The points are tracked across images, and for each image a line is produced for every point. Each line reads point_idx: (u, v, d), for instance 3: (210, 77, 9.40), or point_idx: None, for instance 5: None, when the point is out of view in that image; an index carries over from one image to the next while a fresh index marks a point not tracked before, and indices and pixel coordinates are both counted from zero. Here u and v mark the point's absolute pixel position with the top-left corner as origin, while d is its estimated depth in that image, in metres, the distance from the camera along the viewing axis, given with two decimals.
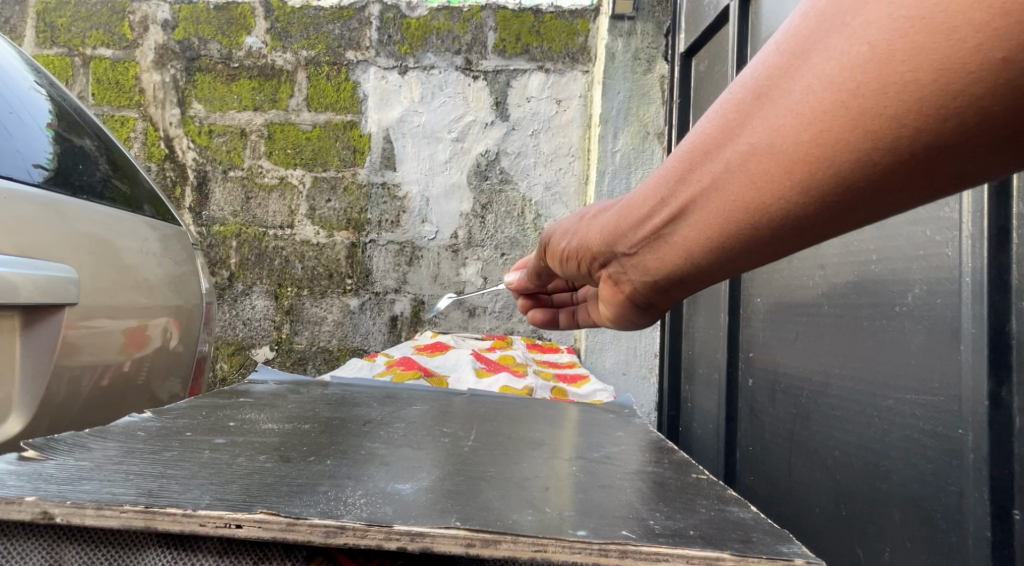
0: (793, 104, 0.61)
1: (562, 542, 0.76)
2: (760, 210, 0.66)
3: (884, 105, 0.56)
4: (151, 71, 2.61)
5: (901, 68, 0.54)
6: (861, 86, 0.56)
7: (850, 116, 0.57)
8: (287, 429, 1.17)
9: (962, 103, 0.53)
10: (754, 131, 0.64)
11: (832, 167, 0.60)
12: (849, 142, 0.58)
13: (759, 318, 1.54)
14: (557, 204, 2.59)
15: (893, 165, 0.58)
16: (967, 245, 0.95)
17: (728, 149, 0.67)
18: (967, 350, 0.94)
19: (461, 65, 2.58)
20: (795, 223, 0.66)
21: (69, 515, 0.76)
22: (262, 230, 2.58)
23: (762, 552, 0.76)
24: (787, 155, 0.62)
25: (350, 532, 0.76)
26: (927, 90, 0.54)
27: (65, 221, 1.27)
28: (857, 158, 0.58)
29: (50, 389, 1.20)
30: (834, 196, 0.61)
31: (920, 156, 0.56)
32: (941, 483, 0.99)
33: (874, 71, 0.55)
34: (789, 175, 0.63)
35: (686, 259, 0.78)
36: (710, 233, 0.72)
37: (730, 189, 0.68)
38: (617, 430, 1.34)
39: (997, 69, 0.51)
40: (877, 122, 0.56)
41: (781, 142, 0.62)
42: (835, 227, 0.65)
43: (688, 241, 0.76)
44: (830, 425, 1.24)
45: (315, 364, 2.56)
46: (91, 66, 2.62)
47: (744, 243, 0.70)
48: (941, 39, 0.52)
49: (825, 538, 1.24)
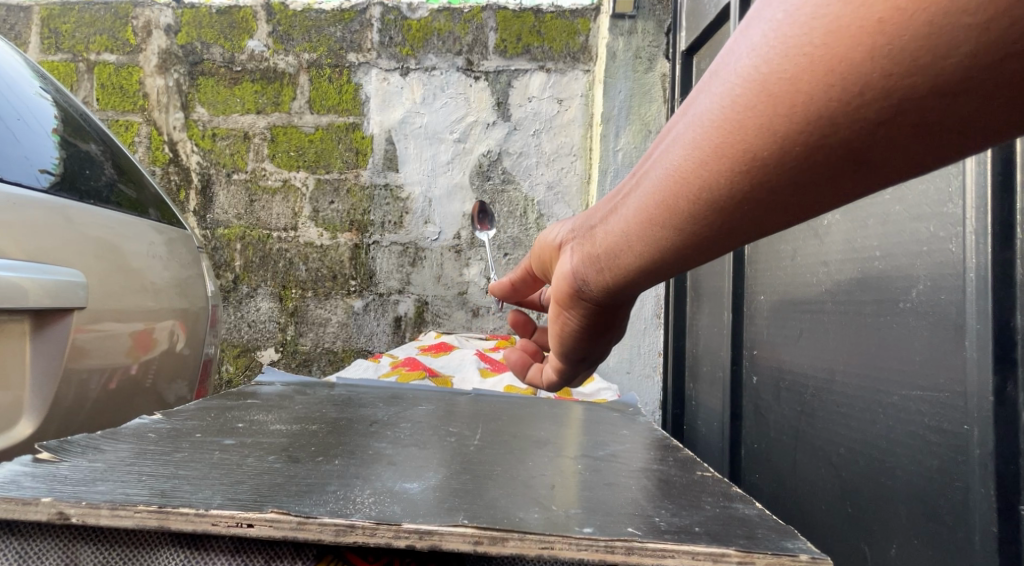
0: (724, 76, 0.61)
1: (569, 539, 0.77)
2: (691, 192, 0.66)
3: (797, 79, 0.55)
4: (154, 76, 2.63)
5: (814, 40, 0.54)
6: (778, 60, 0.56)
7: (761, 85, 0.57)
8: (295, 430, 1.18)
9: (856, 67, 0.52)
10: (694, 110, 0.64)
11: (752, 144, 0.60)
12: (758, 112, 0.58)
13: (763, 316, 1.55)
14: (560, 204, 2.59)
15: (812, 142, 0.57)
16: (970, 240, 0.95)
17: (675, 130, 0.67)
18: (972, 346, 0.95)
19: (462, 66, 2.58)
20: (726, 208, 0.65)
21: (84, 515, 0.78)
22: (266, 232, 2.59)
23: (767, 548, 0.77)
24: (712, 127, 0.62)
25: (360, 531, 0.77)
26: (825, 56, 0.54)
27: (71, 226, 1.28)
28: (777, 136, 0.58)
29: (60, 392, 1.22)
30: (760, 176, 0.61)
31: (837, 134, 0.55)
32: (946, 479, 1.00)
33: (790, 44, 0.55)
34: (713, 151, 0.62)
35: (625, 242, 0.77)
36: (650, 217, 0.72)
37: (668, 171, 0.68)
38: (622, 428, 1.35)
39: (877, 31, 0.51)
40: (791, 98, 0.56)
41: (709, 113, 0.62)
42: (765, 211, 0.64)
43: (630, 223, 0.75)
44: (835, 422, 1.25)
45: (320, 365, 2.57)
46: (96, 72, 2.63)
47: (680, 229, 0.69)
48: (836, 3, 0.53)
49: (832, 535, 1.24)
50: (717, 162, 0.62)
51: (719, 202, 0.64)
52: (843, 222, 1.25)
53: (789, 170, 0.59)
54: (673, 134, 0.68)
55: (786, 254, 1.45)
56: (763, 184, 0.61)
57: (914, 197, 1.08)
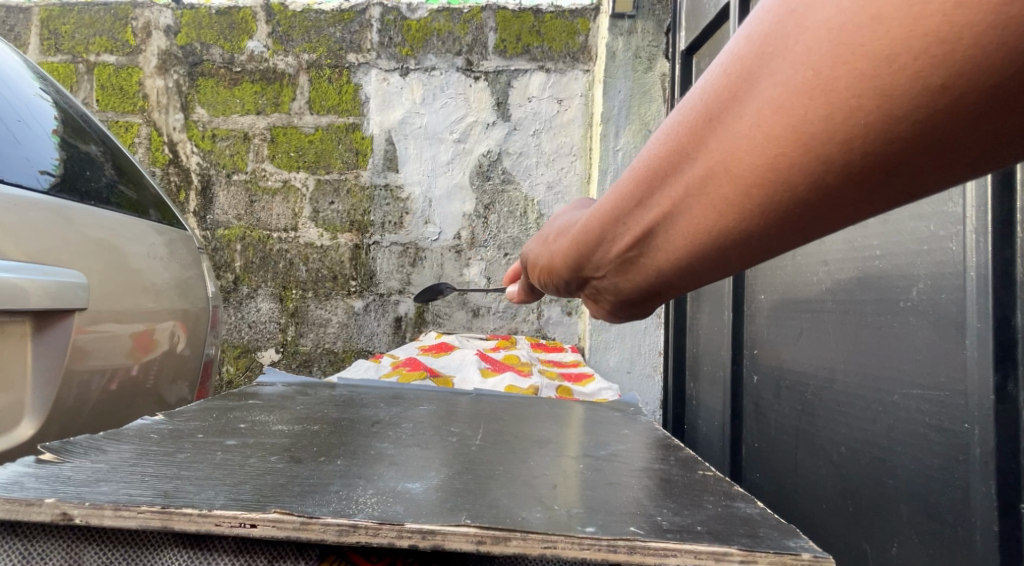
0: (743, 129, 0.54)
1: (572, 538, 0.77)
2: (720, 238, 0.60)
3: (840, 128, 0.50)
4: (154, 77, 2.63)
5: (852, 91, 0.49)
6: (813, 112, 0.51)
7: (798, 138, 0.52)
8: (297, 430, 1.18)
9: (911, 113, 0.48)
10: (702, 159, 0.58)
11: (793, 193, 0.55)
12: (797, 161, 0.53)
13: (763, 315, 1.55)
14: (560, 204, 2.59)
15: (859, 184, 0.52)
16: (971, 239, 0.96)
17: (680, 176, 0.60)
18: (973, 345, 0.95)
19: (462, 66, 2.58)
20: (761, 245, 0.60)
21: (88, 516, 0.78)
22: (266, 233, 2.59)
23: (769, 547, 0.77)
24: (738, 181, 0.56)
25: (362, 531, 0.77)
26: (859, 90, 0.48)
27: (73, 227, 1.28)
28: (816, 182, 0.53)
29: (61, 393, 1.22)
30: (799, 218, 0.56)
31: (886, 175, 0.51)
32: (947, 478, 1.00)
33: (824, 94, 0.50)
34: (745, 203, 0.57)
35: (646, 278, 0.72)
36: (674, 259, 0.66)
37: (687, 218, 0.62)
38: (623, 428, 1.35)
39: (930, 78, 0.46)
40: (837, 147, 0.51)
41: (728, 163, 0.56)
42: (798, 241, 0.60)
43: (647, 263, 0.69)
44: (836, 421, 1.25)
45: (320, 366, 2.57)
46: (95, 73, 2.63)
47: (710, 266, 0.65)
48: (875, 47, 0.47)
49: (834, 535, 1.24)
50: (749, 207, 0.57)
51: (757, 242, 0.60)
52: None
53: (829, 211, 0.55)
54: (678, 182, 0.61)
55: (786, 254, 1.45)
56: (805, 225, 0.57)
57: (914, 196, 1.08)
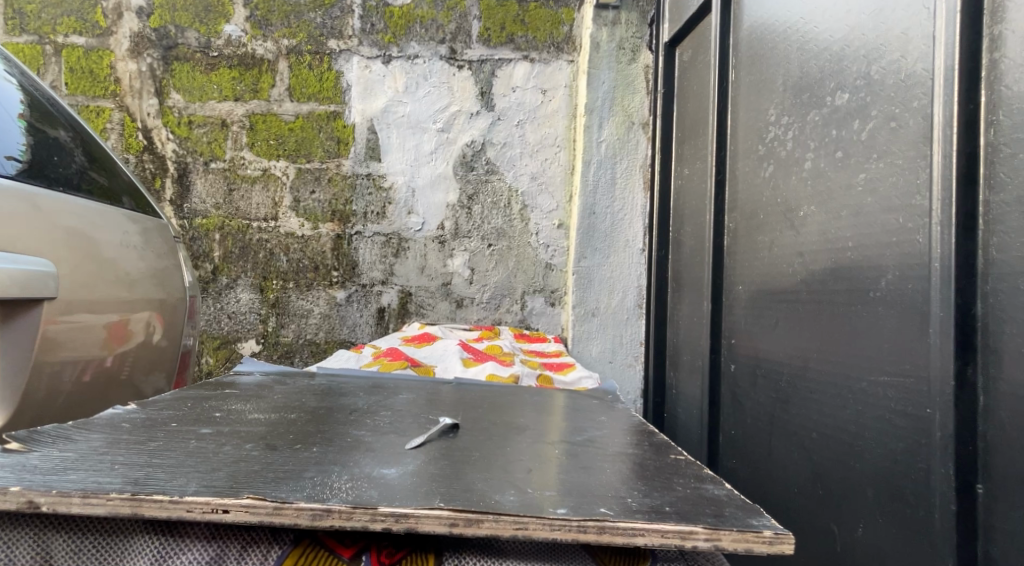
0: None
1: (542, 520, 0.80)
2: None
3: None
4: (126, 60, 2.56)
5: None
6: None
7: None
8: (273, 418, 1.18)
9: None
10: None
11: None
12: None
13: (740, 305, 1.57)
14: (544, 194, 2.54)
15: None
16: (935, 232, 0.99)
17: None
18: (936, 334, 0.99)
19: (445, 54, 2.54)
20: None
21: (56, 503, 0.80)
22: (246, 222, 2.54)
23: (733, 525, 0.81)
24: None
25: (336, 515, 0.80)
26: None
27: (39, 214, 1.28)
28: None
29: (31, 384, 1.22)
30: None
31: None
32: (910, 460, 1.03)
33: None
34: None
35: None
36: None
37: None
38: (601, 415, 1.36)
39: None
40: None
41: None
42: None
43: None
44: (808, 408, 1.27)
45: (302, 356, 2.53)
46: (64, 55, 2.55)
47: None
48: None
49: (803, 517, 1.27)
50: None
51: None
52: (818, 212, 1.27)
53: None
54: None
55: (763, 244, 1.47)
56: None
57: (885, 188, 1.10)
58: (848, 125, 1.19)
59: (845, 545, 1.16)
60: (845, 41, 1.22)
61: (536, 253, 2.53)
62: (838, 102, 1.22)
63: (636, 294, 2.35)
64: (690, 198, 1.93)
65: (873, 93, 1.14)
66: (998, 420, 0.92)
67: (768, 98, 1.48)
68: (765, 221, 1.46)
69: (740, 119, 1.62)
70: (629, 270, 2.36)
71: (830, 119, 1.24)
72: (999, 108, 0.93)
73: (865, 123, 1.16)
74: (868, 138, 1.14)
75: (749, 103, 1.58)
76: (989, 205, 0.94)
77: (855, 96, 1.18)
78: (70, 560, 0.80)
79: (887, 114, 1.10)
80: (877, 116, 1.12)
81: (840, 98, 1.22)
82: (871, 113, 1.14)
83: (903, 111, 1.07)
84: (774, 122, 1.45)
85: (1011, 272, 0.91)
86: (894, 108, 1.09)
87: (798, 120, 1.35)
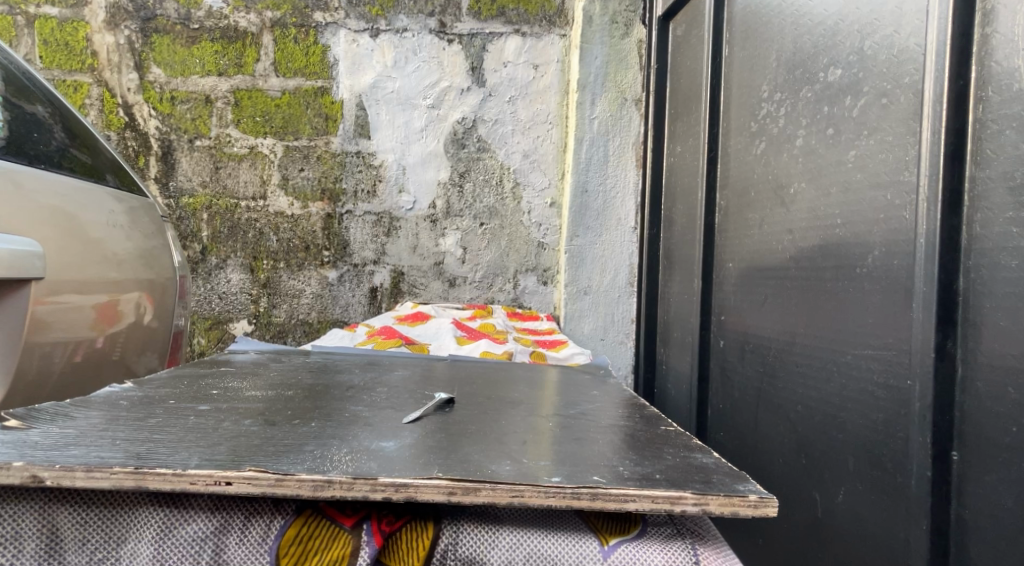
0: None
1: (537, 487, 0.82)
2: None
3: None
4: (103, 32, 2.49)
5: None
6: None
7: None
8: (269, 396, 1.20)
9: None
10: None
11: None
12: None
13: (731, 282, 1.59)
14: (536, 171, 2.53)
15: None
16: (922, 208, 1.02)
17: None
18: (918, 308, 1.01)
19: (435, 28, 2.50)
20: None
21: (59, 478, 0.82)
22: (234, 202, 2.51)
23: (721, 490, 0.84)
24: None
25: (337, 485, 0.82)
26: None
27: (20, 192, 1.28)
28: None
29: (23, 364, 1.23)
30: None
31: None
32: (890, 430, 1.06)
33: None
34: None
35: None
36: None
37: None
38: (593, 389, 1.39)
39: None
40: None
41: None
42: None
43: None
44: (794, 381, 1.30)
45: (295, 336, 2.53)
46: (38, 26, 2.48)
47: None
48: None
49: (787, 487, 1.30)
50: None
51: None
52: (808, 189, 1.29)
53: None
54: None
55: (753, 222, 1.49)
56: None
57: (874, 164, 1.12)
58: (840, 101, 1.21)
59: (826, 511, 1.20)
60: (839, 16, 1.23)
61: (529, 232, 2.54)
62: (831, 78, 1.23)
63: (627, 272, 2.36)
64: (683, 175, 1.95)
65: (865, 69, 1.15)
66: (975, 391, 0.95)
67: (762, 74, 1.49)
68: (757, 199, 1.48)
69: (733, 95, 1.63)
70: (621, 249, 2.36)
71: (823, 95, 1.25)
72: (988, 84, 0.95)
73: (856, 100, 1.17)
74: (860, 115, 1.16)
75: (743, 78, 1.58)
76: (976, 181, 0.96)
77: (847, 72, 1.20)
78: (75, 532, 0.82)
79: (878, 91, 1.12)
80: (868, 93, 1.14)
81: (833, 75, 1.23)
82: (863, 89, 1.15)
83: (895, 87, 1.08)
84: (766, 99, 1.46)
85: (991, 248, 0.94)
86: (885, 84, 1.10)
87: (791, 97, 1.37)
